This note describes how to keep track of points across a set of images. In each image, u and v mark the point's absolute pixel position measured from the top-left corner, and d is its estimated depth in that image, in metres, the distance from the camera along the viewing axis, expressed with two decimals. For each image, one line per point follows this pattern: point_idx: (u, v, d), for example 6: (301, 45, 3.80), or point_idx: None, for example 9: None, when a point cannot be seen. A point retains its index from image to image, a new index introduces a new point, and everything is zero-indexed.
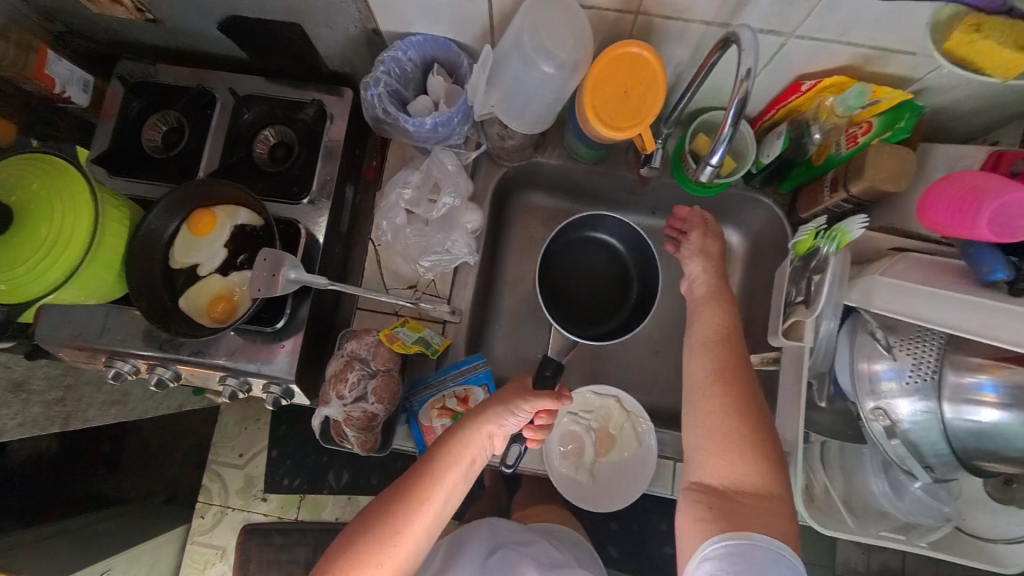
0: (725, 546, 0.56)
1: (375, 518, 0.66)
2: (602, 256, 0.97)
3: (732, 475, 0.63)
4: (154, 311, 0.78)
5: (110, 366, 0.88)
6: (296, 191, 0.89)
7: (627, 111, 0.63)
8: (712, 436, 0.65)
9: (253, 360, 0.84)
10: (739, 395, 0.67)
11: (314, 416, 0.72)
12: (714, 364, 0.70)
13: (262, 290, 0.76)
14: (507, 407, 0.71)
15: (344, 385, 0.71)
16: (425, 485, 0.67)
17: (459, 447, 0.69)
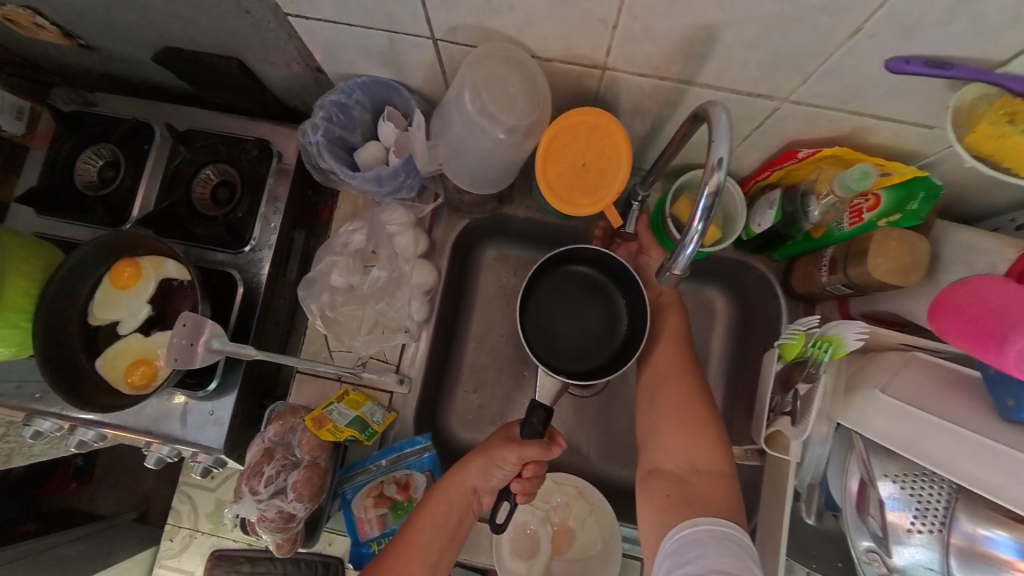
0: (677, 536, 0.54)
1: None
2: (583, 289, 0.78)
3: (686, 458, 0.62)
4: (62, 376, 0.69)
5: (28, 425, 0.77)
6: (235, 240, 0.80)
7: (586, 187, 0.58)
8: (665, 421, 0.66)
9: (181, 424, 0.75)
10: (692, 394, 0.66)
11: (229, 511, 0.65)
12: (669, 374, 0.69)
13: (179, 361, 0.68)
14: (492, 459, 0.63)
15: (259, 480, 0.63)
16: (410, 558, 0.59)
17: (444, 507, 0.62)
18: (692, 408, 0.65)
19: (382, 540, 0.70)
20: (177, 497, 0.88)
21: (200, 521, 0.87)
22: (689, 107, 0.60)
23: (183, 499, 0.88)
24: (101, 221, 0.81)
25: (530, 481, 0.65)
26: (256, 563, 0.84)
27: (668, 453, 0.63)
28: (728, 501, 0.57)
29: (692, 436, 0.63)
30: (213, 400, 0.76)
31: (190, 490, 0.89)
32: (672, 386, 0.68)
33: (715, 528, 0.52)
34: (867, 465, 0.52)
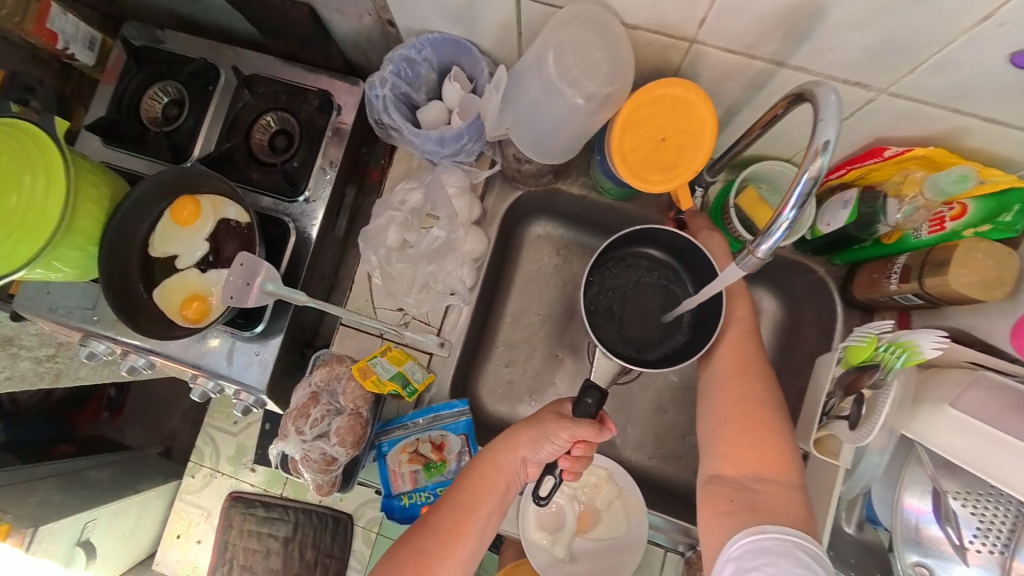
0: (741, 542, 0.51)
1: (404, 558, 0.57)
2: (650, 274, 0.76)
3: (750, 466, 0.58)
4: (121, 302, 0.71)
5: (84, 346, 0.82)
6: (290, 189, 0.80)
7: (661, 163, 0.56)
8: (725, 425, 0.61)
9: (227, 361, 0.78)
10: (758, 399, 0.61)
11: (271, 447, 0.67)
12: (730, 377, 0.64)
13: (234, 299, 0.69)
14: (544, 433, 0.62)
15: (305, 422, 0.64)
16: (460, 517, 0.60)
17: (492, 472, 0.62)
18: (756, 413, 0.60)
19: (413, 495, 0.71)
20: (201, 438, 0.92)
21: (220, 462, 0.91)
22: (775, 91, 0.57)
23: (206, 440, 0.92)
24: (165, 157, 0.83)
25: (577, 460, 0.64)
26: (269, 508, 0.89)
27: (727, 456, 0.59)
28: (798, 513, 0.53)
29: (757, 442, 0.58)
30: (259, 342, 0.78)
31: (213, 432, 0.93)
32: (738, 391, 0.62)
33: (786, 537, 0.49)
34: (933, 481, 0.52)
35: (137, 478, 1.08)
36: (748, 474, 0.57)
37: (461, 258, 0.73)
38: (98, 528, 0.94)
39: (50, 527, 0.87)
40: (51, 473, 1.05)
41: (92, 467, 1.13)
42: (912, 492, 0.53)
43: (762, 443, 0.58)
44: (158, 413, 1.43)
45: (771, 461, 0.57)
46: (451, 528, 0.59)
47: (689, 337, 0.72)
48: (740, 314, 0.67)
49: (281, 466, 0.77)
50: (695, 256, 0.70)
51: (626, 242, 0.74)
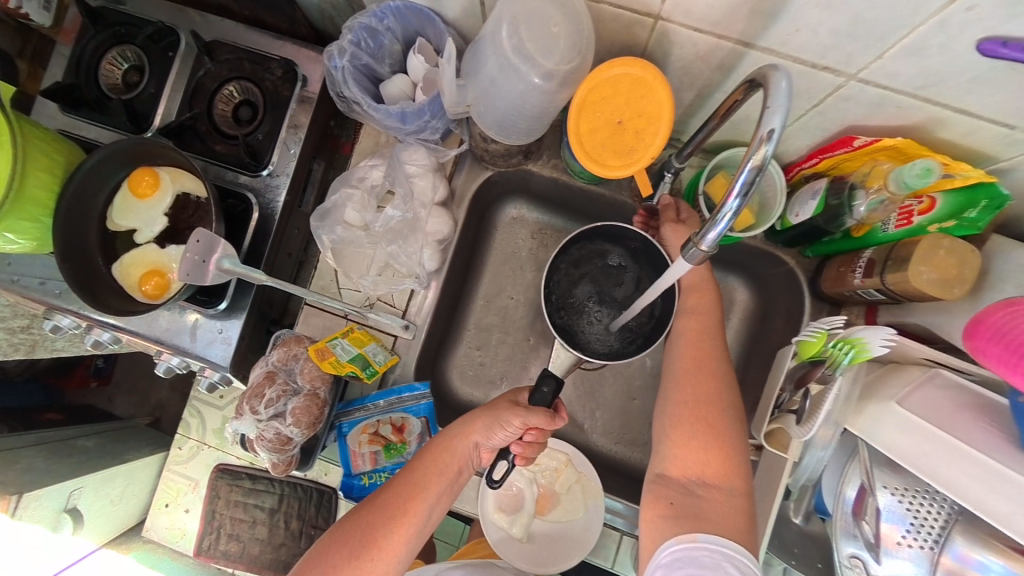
0: (672, 550, 0.52)
1: (354, 532, 0.58)
2: (613, 264, 0.74)
3: (695, 470, 0.58)
4: (77, 276, 0.70)
5: (48, 320, 0.80)
6: (253, 162, 0.78)
7: (618, 147, 0.54)
8: (674, 424, 0.61)
9: (191, 337, 0.77)
10: (710, 393, 0.61)
11: (227, 426, 0.65)
12: (686, 373, 0.64)
13: (190, 276, 0.67)
14: (497, 419, 0.63)
15: (260, 401, 0.63)
16: (409, 495, 0.60)
17: (442, 454, 0.63)
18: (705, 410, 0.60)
19: (374, 475, 0.71)
20: (188, 410, 0.92)
21: (206, 434, 0.91)
22: (745, 73, 0.54)
23: (193, 412, 0.92)
24: (124, 126, 0.80)
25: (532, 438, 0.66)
26: (256, 480, 0.90)
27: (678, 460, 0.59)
28: (738, 519, 0.54)
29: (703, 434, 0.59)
30: (223, 320, 0.77)
31: (199, 405, 0.92)
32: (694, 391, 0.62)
33: (717, 549, 0.50)
34: (868, 475, 0.52)
35: (118, 448, 1.10)
36: (694, 474, 0.58)
37: (425, 241, 0.72)
38: (85, 494, 0.95)
39: (35, 493, 0.87)
40: (35, 441, 1.06)
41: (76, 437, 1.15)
42: (849, 485, 0.54)
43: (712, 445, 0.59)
44: (143, 383, 1.44)
45: (719, 468, 0.57)
46: (398, 504, 0.60)
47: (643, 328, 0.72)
48: (704, 305, 0.67)
49: (244, 444, 0.77)
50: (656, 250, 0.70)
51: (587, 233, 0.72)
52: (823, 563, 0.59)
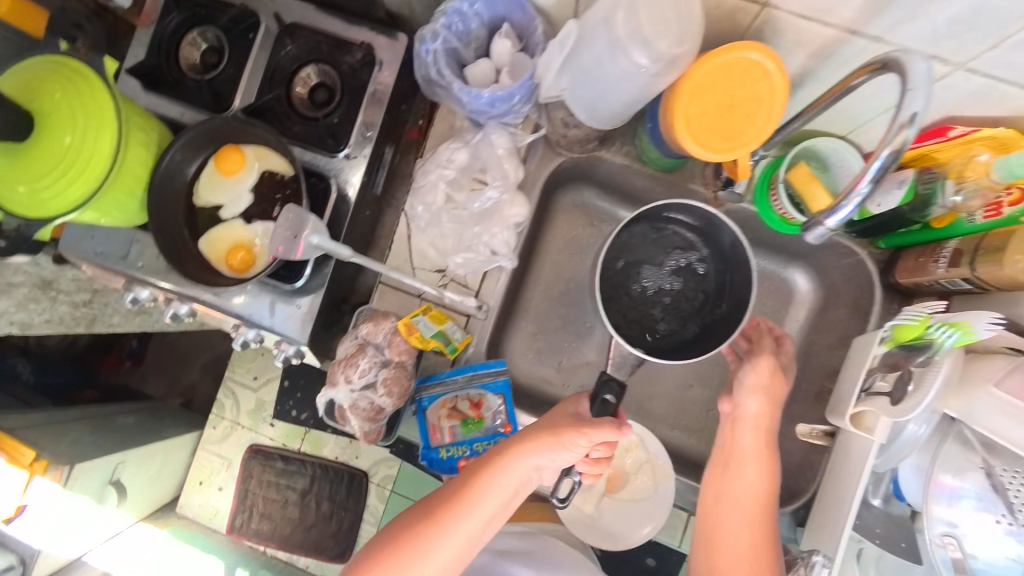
0: None
1: (407, 535, 0.63)
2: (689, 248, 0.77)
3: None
4: (168, 246, 0.73)
5: (128, 291, 0.82)
6: (332, 143, 0.81)
7: (728, 132, 0.57)
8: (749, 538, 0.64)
9: (268, 313, 0.79)
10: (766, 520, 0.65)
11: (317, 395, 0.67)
12: (755, 475, 0.66)
13: (282, 250, 0.69)
14: (561, 440, 0.62)
15: (352, 370, 0.65)
16: (459, 507, 0.63)
17: (497, 475, 0.63)
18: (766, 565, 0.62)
19: (451, 448, 0.73)
20: (223, 392, 1.11)
21: (240, 414, 1.11)
22: (845, 62, 0.55)
23: (228, 394, 1.12)
24: (206, 105, 0.82)
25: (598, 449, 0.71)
26: (287, 462, 1.09)
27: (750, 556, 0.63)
28: None
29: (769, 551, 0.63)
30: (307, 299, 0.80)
31: (233, 387, 1.11)
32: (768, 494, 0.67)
33: None
34: (983, 462, 0.55)
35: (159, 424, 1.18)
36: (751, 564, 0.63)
37: (504, 222, 0.74)
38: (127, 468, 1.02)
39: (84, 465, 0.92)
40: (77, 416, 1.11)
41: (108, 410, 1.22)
42: (947, 470, 0.56)
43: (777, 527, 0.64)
44: (177, 366, 1.51)
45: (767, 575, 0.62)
46: (441, 508, 0.64)
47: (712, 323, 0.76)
48: (767, 414, 0.69)
49: (329, 414, 0.80)
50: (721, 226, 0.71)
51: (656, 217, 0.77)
52: (905, 546, 0.60)
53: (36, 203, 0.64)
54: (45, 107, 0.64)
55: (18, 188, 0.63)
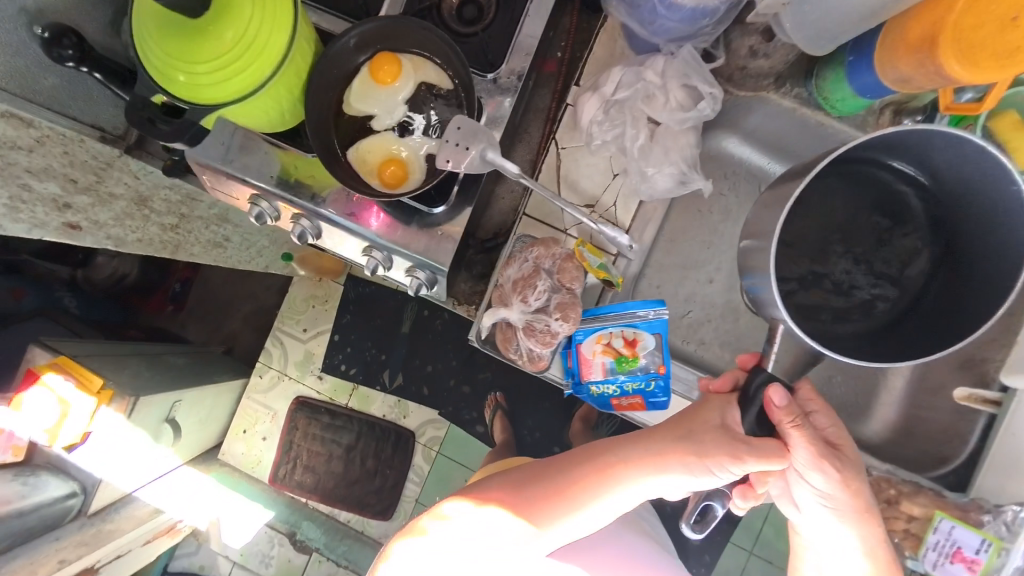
0: None
1: (525, 488, 0.69)
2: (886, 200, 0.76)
3: None
4: (325, 151, 0.69)
5: (255, 206, 0.80)
6: (484, 62, 0.76)
7: (996, 44, 0.49)
8: None
9: (407, 241, 0.75)
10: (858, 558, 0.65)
11: (488, 315, 0.67)
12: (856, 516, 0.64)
13: (449, 164, 0.65)
14: (705, 452, 0.62)
15: (530, 292, 0.63)
16: (575, 490, 0.67)
17: (618, 474, 0.66)
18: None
19: (601, 385, 0.72)
20: (273, 343, 1.85)
21: (285, 365, 1.84)
22: None
23: (275, 344, 1.85)
24: (352, 12, 0.77)
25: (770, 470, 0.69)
26: (333, 417, 1.81)
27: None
28: None
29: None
30: (443, 222, 0.76)
31: (280, 348, 1.85)
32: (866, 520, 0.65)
33: None
34: None
35: (192, 374, 1.63)
36: None
37: (672, 157, 0.71)
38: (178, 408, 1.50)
39: (143, 401, 1.33)
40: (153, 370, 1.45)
41: (192, 357, 1.78)
42: None
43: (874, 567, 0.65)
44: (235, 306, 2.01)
45: None
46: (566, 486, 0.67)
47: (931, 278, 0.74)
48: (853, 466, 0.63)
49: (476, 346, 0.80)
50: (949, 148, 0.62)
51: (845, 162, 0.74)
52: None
53: (193, 90, 0.61)
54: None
55: (183, 72, 0.61)
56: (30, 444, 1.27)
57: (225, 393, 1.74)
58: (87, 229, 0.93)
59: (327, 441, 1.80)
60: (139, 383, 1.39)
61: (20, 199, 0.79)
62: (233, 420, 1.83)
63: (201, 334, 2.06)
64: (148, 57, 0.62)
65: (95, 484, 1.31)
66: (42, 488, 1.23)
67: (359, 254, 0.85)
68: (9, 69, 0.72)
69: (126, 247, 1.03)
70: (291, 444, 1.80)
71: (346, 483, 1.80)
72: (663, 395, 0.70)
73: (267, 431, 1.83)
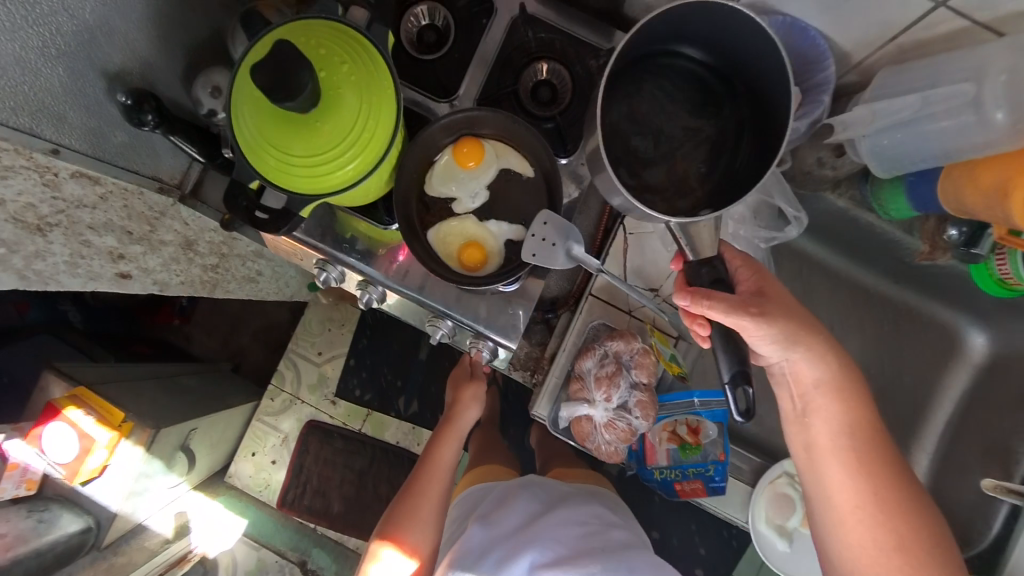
0: None
1: (417, 483, 0.92)
2: (683, 74, 0.69)
3: (833, 397, 0.71)
4: (408, 230, 0.70)
5: (322, 271, 0.82)
6: (559, 147, 0.78)
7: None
8: (836, 413, 0.70)
9: (477, 314, 0.78)
10: (839, 379, 0.70)
11: (571, 410, 0.78)
12: (829, 352, 0.70)
13: (535, 257, 0.68)
14: (474, 402, 0.99)
15: (612, 390, 0.75)
16: (412, 499, 0.91)
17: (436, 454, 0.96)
18: (911, 544, 0.66)
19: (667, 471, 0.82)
20: (286, 364, 1.80)
21: (300, 388, 1.80)
22: None
23: (289, 365, 1.81)
24: (433, 90, 0.79)
25: (777, 360, 0.72)
26: (347, 441, 1.79)
27: (849, 489, 0.69)
28: (851, 402, 0.70)
29: (898, 521, 0.66)
30: (516, 300, 0.78)
31: (293, 363, 1.81)
32: (830, 395, 0.71)
33: None
34: None
35: (210, 396, 1.60)
36: (851, 432, 0.70)
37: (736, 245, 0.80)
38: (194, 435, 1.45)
39: (164, 431, 1.29)
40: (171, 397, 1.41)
41: (203, 376, 1.72)
42: None
43: (867, 449, 0.69)
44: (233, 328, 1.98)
45: (845, 399, 0.70)
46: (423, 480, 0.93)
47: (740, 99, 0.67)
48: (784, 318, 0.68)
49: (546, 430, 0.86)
50: (702, 18, 0.61)
51: (655, 48, 0.67)
52: None
53: (281, 172, 0.61)
54: (332, 82, 0.60)
55: (273, 152, 0.61)
56: (43, 476, 1.25)
57: (238, 415, 1.70)
58: (138, 276, 0.94)
59: (337, 465, 1.77)
60: (158, 411, 1.35)
61: (80, 254, 0.80)
62: (242, 441, 1.77)
63: (208, 349, 1.99)
64: (240, 132, 0.62)
65: (110, 518, 1.27)
66: (55, 523, 1.21)
67: (422, 318, 0.87)
68: (85, 129, 0.70)
69: (171, 290, 1.03)
70: (302, 469, 1.76)
71: (358, 508, 1.78)
72: (721, 480, 0.79)
73: (278, 454, 1.77)
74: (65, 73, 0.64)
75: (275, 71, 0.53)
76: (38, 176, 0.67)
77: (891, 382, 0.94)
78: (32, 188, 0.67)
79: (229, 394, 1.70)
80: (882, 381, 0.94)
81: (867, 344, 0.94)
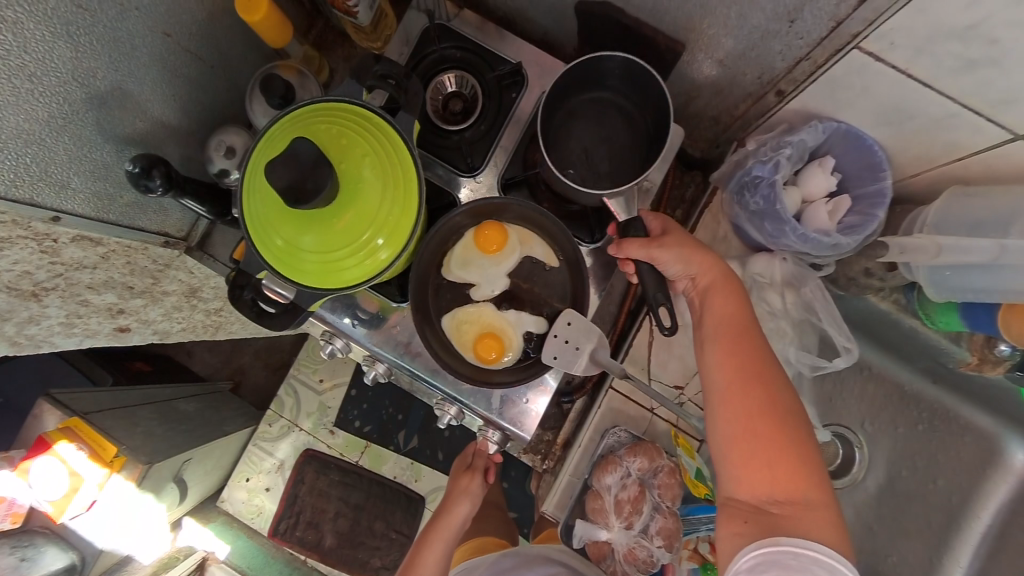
0: (754, 554, 0.54)
1: None
2: (608, 109, 0.74)
3: (725, 316, 0.66)
4: (422, 318, 0.66)
5: (327, 344, 0.77)
6: (588, 233, 0.75)
7: None
8: (719, 339, 0.66)
9: (490, 403, 0.73)
10: (739, 308, 0.66)
11: (596, 531, 0.81)
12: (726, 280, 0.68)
13: (553, 358, 0.67)
14: (467, 494, 0.91)
15: (635, 518, 0.79)
16: None
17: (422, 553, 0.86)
18: (771, 427, 0.59)
19: None
20: (286, 391, 1.68)
21: (297, 416, 1.67)
22: None
23: (288, 391, 1.68)
24: (457, 163, 0.75)
25: (684, 283, 0.72)
26: (343, 472, 1.66)
27: (723, 377, 0.64)
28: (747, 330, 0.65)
29: (761, 403, 0.60)
30: (530, 390, 0.74)
31: (293, 385, 1.69)
32: (714, 298, 0.68)
33: (803, 552, 0.52)
34: None
35: (213, 418, 1.54)
36: (740, 350, 0.64)
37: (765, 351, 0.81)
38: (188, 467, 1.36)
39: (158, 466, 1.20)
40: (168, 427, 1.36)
41: (198, 399, 1.61)
42: None
43: (740, 348, 0.64)
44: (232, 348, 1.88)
45: (739, 321, 0.66)
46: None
47: (657, 135, 0.72)
48: (683, 242, 0.68)
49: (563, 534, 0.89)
50: (613, 69, 0.70)
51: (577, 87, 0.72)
52: None
53: (290, 263, 0.57)
54: (352, 173, 0.57)
55: (282, 236, 0.57)
56: (31, 508, 1.19)
57: (236, 441, 1.59)
58: (137, 328, 0.90)
59: (331, 499, 1.65)
60: (153, 441, 1.27)
61: (77, 313, 0.77)
62: (235, 467, 1.64)
63: (209, 366, 1.88)
64: (250, 209, 0.58)
65: (96, 554, 1.21)
66: (38, 562, 1.12)
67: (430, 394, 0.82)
68: (89, 194, 0.66)
69: (171, 337, 1.00)
70: (295, 499, 1.63)
71: (350, 543, 1.65)
72: None
73: (273, 481, 1.64)
74: (73, 142, 0.60)
75: (295, 173, 0.49)
76: (36, 244, 0.62)
77: (924, 484, 0.88)
78: (30, 256, 0.63)
79: (223, 419, 1.58)
80: (909, 485, 0.90)
81: (896, 445, 0.91)
